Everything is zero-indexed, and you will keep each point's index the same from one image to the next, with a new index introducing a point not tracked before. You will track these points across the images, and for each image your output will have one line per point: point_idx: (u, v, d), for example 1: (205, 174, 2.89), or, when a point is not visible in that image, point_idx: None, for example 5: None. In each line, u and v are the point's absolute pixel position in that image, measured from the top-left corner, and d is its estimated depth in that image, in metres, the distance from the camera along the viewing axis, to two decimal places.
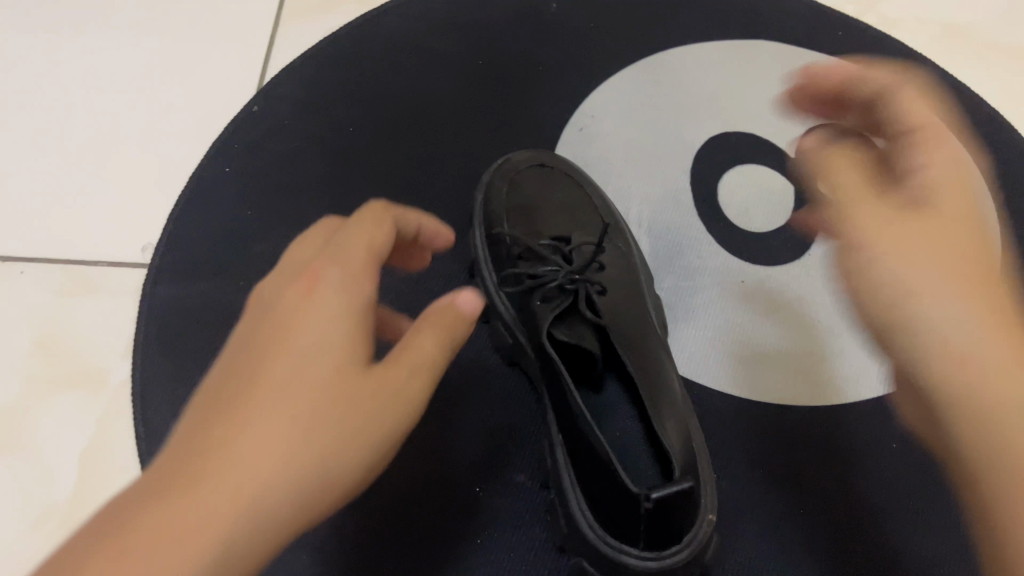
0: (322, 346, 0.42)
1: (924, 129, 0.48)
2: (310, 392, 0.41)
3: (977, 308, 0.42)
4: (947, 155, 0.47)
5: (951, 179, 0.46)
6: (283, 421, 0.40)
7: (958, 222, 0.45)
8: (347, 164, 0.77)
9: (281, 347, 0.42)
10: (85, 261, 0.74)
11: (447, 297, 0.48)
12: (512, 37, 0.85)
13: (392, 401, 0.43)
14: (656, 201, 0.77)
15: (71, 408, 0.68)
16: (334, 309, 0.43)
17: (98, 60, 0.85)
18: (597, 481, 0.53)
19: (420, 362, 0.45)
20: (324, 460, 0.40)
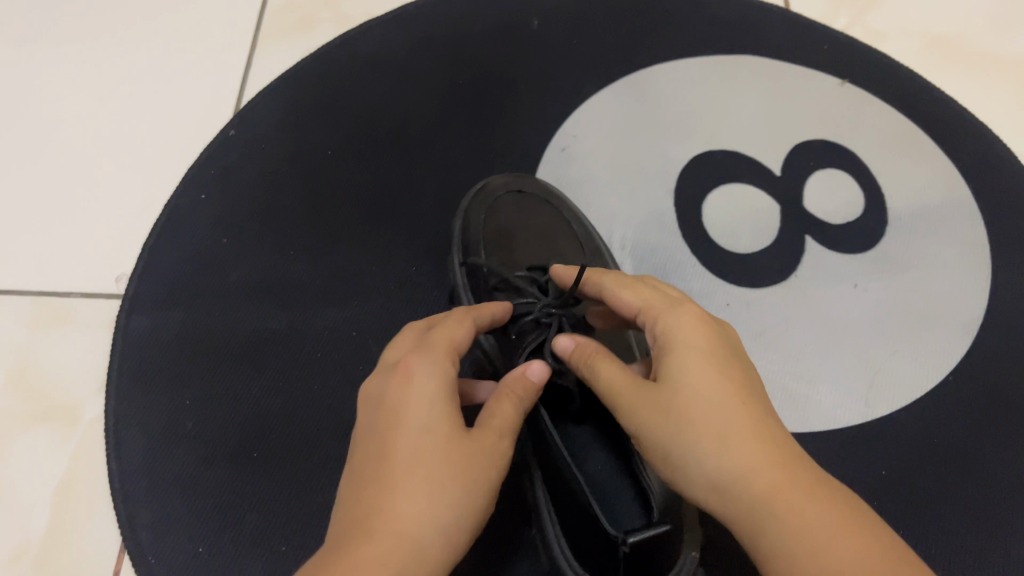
0: (435, 422, 0.44)
1: (660, 300, 0.49)
2: (426, 472, 0.43)
3: (745, 441, 0.43)
4: (685, 318, 0.48)
5: (685, 341, 0.47)
6: (422, 497, 0.42)
7: (698, 373, 0.45)
8: (325, 189, 0.76)
9: (398, 434, 0.44)
10: (57, 292, 0.73)
11: (522, 370, 0.51)
12: (492, 54, 0.83)
13: (497, 462, 0.46)
14: (639, 222, 0.76)
15: (45, 445, 0.67)
16: (436, 388, 0.45)
17: (72, 85, 0.84)
18: (575, 521, 0.52)
19: (510, 423, 0.47)
20: (458, 524, 0.43)
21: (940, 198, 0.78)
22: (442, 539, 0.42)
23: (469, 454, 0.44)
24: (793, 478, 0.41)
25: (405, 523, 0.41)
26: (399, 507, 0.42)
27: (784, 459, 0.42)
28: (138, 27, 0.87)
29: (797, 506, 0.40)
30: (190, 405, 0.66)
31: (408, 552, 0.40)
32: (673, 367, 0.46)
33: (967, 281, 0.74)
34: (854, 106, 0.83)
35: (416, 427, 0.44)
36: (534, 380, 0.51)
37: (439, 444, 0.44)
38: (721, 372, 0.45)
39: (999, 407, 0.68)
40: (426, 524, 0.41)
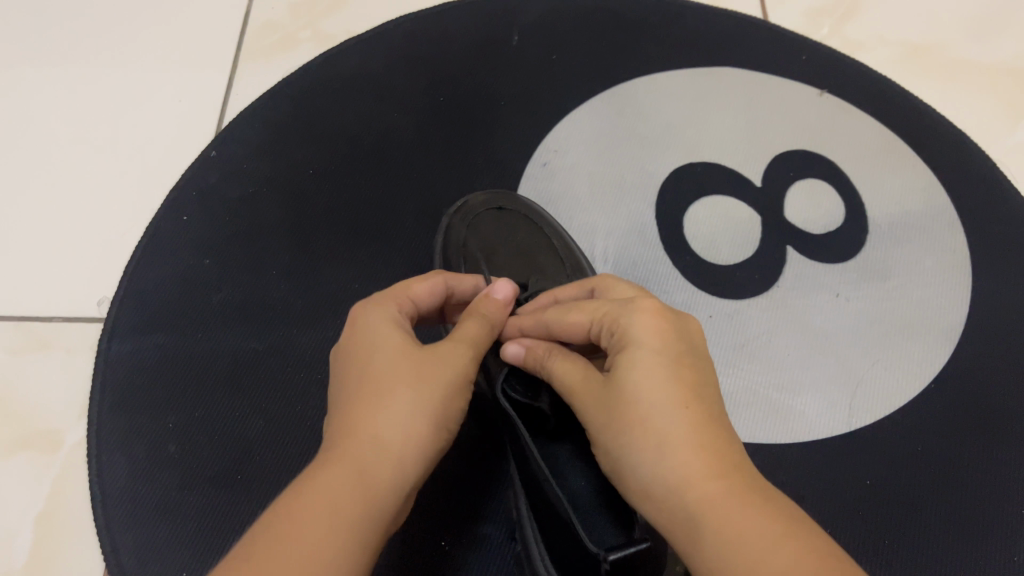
0: (393, 347, 0.46)
1: (614, 305, 0.48)
2: (379, 389, 0.44)
3: (690, 444, 0.41)
4: (642, 316, 0.46)
5: (641, 341, 0.45)
6: (388, 407, 0.43)
7: (647, 374, 0.43)
8: (306, 208, 0.76)
9: (355, 366, 0.46)
10: (40, 317, 0.73)
11: (485, 300, 0.53)
12: (472, 71, 0.84)
13: (455, 368, 0.47)
14: (621, 236, 0.76)
15: (26, 470, 0.67)
16: (387, 321, 0.48)
17: (53, 108, 0.84)
18: (557, 539, 0.52)
19: (474, 335, 0.50)
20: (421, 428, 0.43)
21: (920, 206, 0.79)
22: (409, 442, 0.43)
23: (425, 362, 0.46)
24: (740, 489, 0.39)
25: (375, 435, 0.42)
26: (368, 417, 0.43)
27: (735, 470, 0.40)
28: (118, 48, 0.87)
29: (743, 515, 0.37)
30: (172, 428, 0.66)
31: (378, 454, 0.41)
32: (625, 365, 0.44)
33: (948, 287, 0.75)
34: (834, 116, 0.83)
35: (375, 354, 0.46)
36: (497, 299, 0.53)
37: (396, 362, 0.45)
38: (673, 373, 0.43)
39: (982, 412, 0.68)
40: (394, 432, 0.42)
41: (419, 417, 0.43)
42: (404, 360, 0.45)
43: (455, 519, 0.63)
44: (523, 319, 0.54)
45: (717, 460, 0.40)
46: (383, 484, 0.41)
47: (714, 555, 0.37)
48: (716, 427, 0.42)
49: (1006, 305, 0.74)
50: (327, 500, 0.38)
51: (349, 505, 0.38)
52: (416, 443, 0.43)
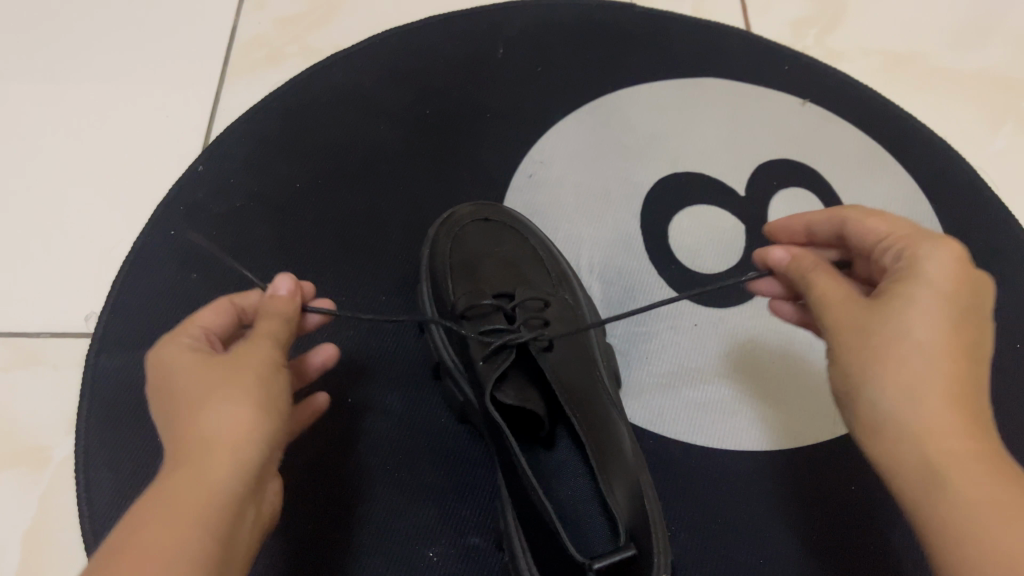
0: (186, 368, 0.45)
1: (915, 233, 0.47)
2: (195, 400, 0.43)
3: (946, 395, 0.41)
4: (938, 254, 0.45)
5: (924, 275, 0.44)
6: (205, 411, 0.42)
7: (920, 312, 0.43)
8: (293, 222, 0.77)
9: (167, 394, 0.44)
10: (27, 332, 0.73)
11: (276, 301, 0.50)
12: (458, 85, 0.84)
13: (264, 364, 0.46)
14: (606, 246, 0.77)
15: (12, 484, 0.67)
16: (176, 348, 0.46)
17: (39, 123, 0.84)
18: (545, 549, 0.52)
19: (270, 331, 0.48)
20: (248, 414, 0.42)
21: (902, 214, 0.79)
22: (235, 431, 0.42)
23: (228, 367, 0.45)
24: (988, 458, 0.40)
25: (193, 440, 0.41)
26: (191, 426, 0.42)
27: (985, 438, 0.41)
28: (104, 63, 0.88)
29: (988, 487, 0.39)
30: (160, 443, 0.66)
31: (207, 454, 0.40)
32: (899, 294, 0.44)
33: None
34: (817, 125, 0.84)
35: (177, 376, 0.45)
36: (282, 296, 0.51)
37: (196, 374, 0.44)
38: (952, 325, 0.43)
39: None
40: (219, 425, 0.42)
41: (240, 409, 0.42)
42: (206, 370, 0.44)
43: (369, 512, 0.63)
44: (816, 213, 0.54)
45: (969, 421, 0.41)
46: (221, 476, 0.40)
47: (952, 518, 0.38)
48: (973, 390, 0.42)
49: None
50: (155, 517, 0.37)
51: (186, 514, 0.38)
52: (244, 429, 0.42)
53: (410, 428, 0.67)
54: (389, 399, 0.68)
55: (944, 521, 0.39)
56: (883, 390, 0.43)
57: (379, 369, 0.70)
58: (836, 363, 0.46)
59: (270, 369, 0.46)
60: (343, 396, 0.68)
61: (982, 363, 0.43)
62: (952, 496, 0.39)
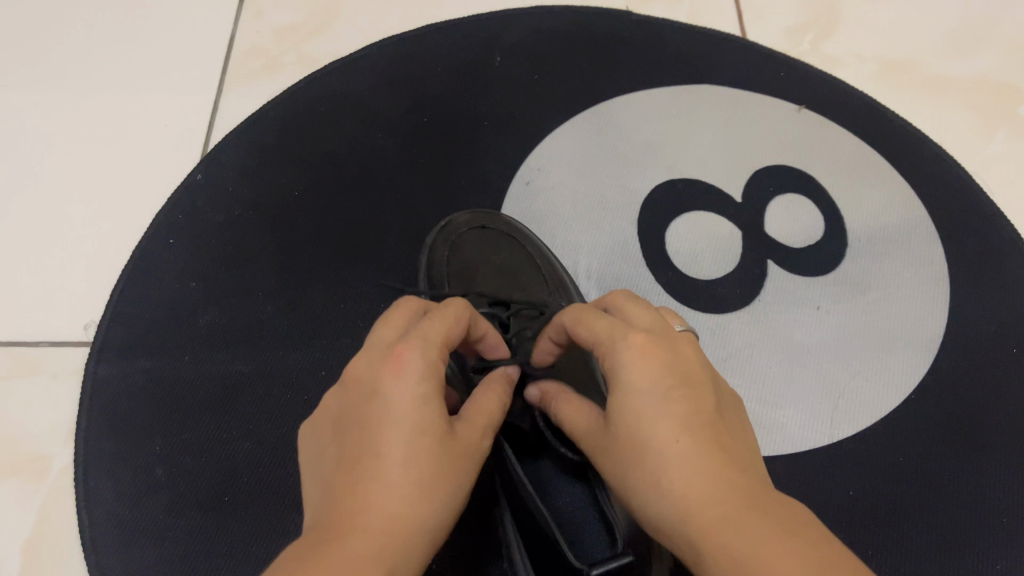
0: (434, 421, 0.42)
1: (607, 336, 0.45)
2: (416, 476, 0.40)
3: (682, 473, 0.41)
4: (627, 353, 0.44)
5: (625, 383, 0.43)
6: (414, 503, 0.40)
7: (643, 414, 0.43)
8: (291, 231, 0.77)
9: (388, 428, 0.41)
10: (27, 342, 0.73)
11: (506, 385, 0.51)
12: (456, 92, 0.85)
13: (473, 466, 0.44)
14: (604, 252, 0.77)
15: (13, 494, 0.67)
16: (430, 383, 0.42)
17: (39, 134, 0.84)
18: (542, 558, 0.53)
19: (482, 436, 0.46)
20: (442, 523, 0.41)
21: (898, 219, 0.80)
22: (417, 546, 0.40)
23: (455, 453, 0.43)
24: (737, 510, 0.38)
25: (396, 531, 0.39)
26: (399, 509, 0.39)
27: (738, 488, 0.40)
28: (103, 73, 0.88)
29: (745, 538, 0.37)
30: (160, 452, 0.66)
31: (402, 554, 0.38)
32: (621, 410, 0.43)
33: (927, 298, 0.76)
34: (813, 131, 0.84)
35: (419, 429, 0.42)
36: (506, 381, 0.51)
37: (432, 448, 0.41)
38: (665, 406, 0.42)
39: (960, 421, 0.69)
40: (416, 525, 0.40)
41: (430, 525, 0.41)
42: (442, 447, 0.42)
43: None
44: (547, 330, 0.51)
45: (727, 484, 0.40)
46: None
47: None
48: (718, 449, 0.41)
49: (984, 314, 0.75)
50: None
51: None
52: (430, 536, 0.40)
53: None
54: None
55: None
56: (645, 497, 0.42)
57: None
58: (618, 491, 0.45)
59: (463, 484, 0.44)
60: None
61: (716, 420, 0.43)
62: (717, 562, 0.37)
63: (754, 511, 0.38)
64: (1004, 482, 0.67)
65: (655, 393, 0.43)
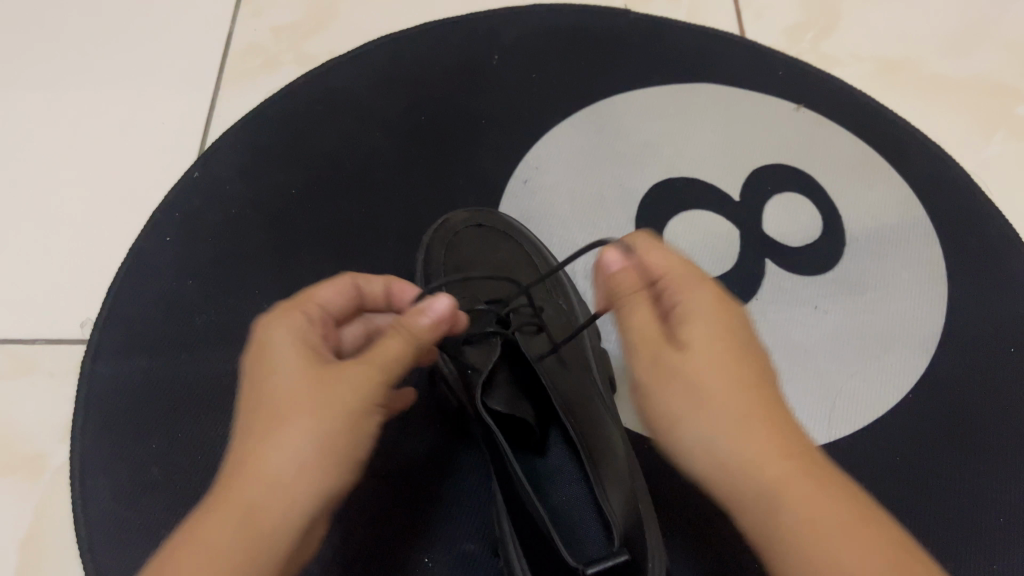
0: (292, 372, 0.45)
1: (682, 270, 0.49)
2: (275, 425, 0.43)
3: (753, 421, 0.42)
4: (703, 295, 0.47)
5: (702, 313, 0.47)
6: (275, 447, 0.42)
7: (713, 350, 0.45)
8: (288, 229, 0.77)
9: (254, 396, 0.45)
10: (24, 340, 0.73)
11: (428, 317, 0.49)
12: (453, 91, 0.84)
13: (360, 395, 0.45)
14: (601, 252, 0.77)
15: (9, 492, 0.67)
16: (287, 343, 0.46)
17: (36, 131, 0.84)
18: (539, 557, 0.52)
19: (388, 358, 0.47)
20: (317, 455, 0.43)
21: (896, 218, 0.80)
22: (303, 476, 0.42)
23: (321, 389, 0.44)
24: (806, 469, 0.41)
25: (256, 477, 0.42)
26: (257, 456, 0.42)
27: (801, 450, 0.42)
28: (100, 71, 0.88)
29: (816, 501, 0.40)
30: (156, 450, 0.66)
31: (262, 498, 0.41)
32: (695, 335, 0.46)
33: (925, 297, 0.76)
34: (811, 130, 0.84)
35: (276, 382, 0.45)
36: (432, 318, 0.49)
37: (291, 391, 0.44)
38: (731, 351, 0.45)
39: (957, 420, 0.69)
40: (279, 466, 0.42)
41: (314, 450, 0.43)
42: (301, 389, 0.44)
43: (365, 520, 0.63)
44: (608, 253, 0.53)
45: (790, 442, 0.42)
46: (267, 525, 0.41)
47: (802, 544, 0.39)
48: (778, 403, 0.44)
49: (982, 314, 0.75)
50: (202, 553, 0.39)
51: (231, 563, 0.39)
52: (305, 473, 0.42)
53: (399, 429, 0.67)
54: None
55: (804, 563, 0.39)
56: (701, 429, 0.43)
57: None
58: (663, 419, 0.45)
59: (360, 405, 0.45)
60: None
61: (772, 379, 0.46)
62: (792, 521, 0.40)
63: (822, 475, 0.41)
64: (1002, 484, 0.67)
65: (725, 334, 0.46)
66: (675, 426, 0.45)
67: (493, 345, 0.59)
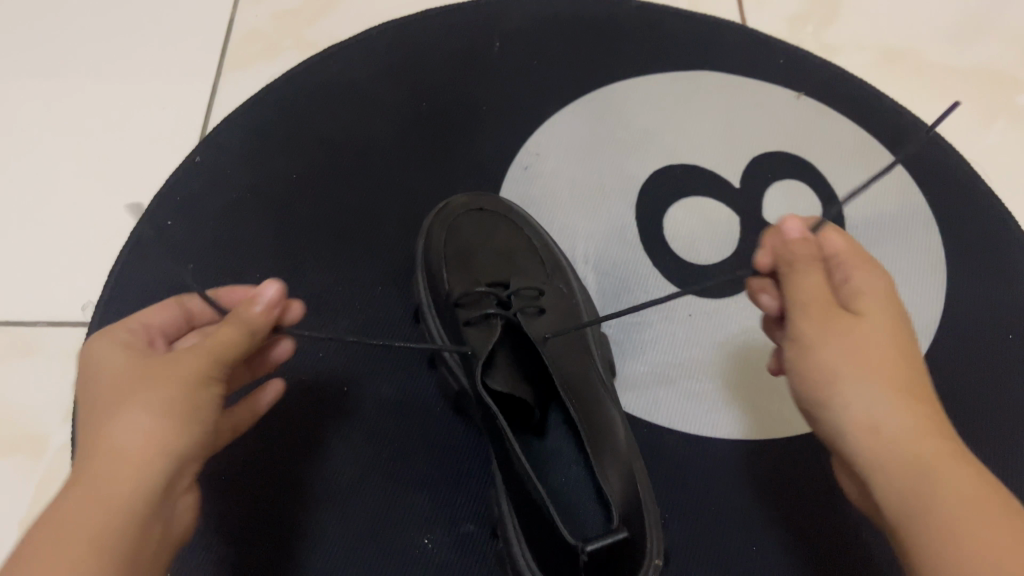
0: (119, 368, 0.47)
1: (861, 250, 0.50)
2: (109, 409, 0.44)
3: (909, 398, 0.43)
4: (877, 277, 0.49)
5: (874, 292, 0.48)
6: (113, 422, 0.43)
7: (879, 325, 0.46)
8: (289, 214, 0.77)
9: (89, 399, 0.46)
10: (26, 322, 0.73)
11: (257, 306, 0.49)
12: (454, 77, 0.85)
13: (193, 367, 0.45)
14: (602, 237, 0.77)
15: (10, 472, 0.67)
16: (112, 352, 0.48)
17: (37, 114, 0.84)
18: (539, 535, 0.53)
19: (227, 344, 0.47)
20: (156, 420, 0.43)
21: (896, 206, 0.80)
22: (148, 445, 0.42)
23: (152, 372, 0.45)
24: (957, 450, 0.41)
25: (100, 453, 0.42)
26: (97, 435, 0.42)
27: (952, 435, 0.43)
28: (100, 56, 0.88)
29: (965, 479, 0.40)
30: None
31: (107, 469, 0.41)
32: (866, 309, 0.47)
33: (925, 284, 0.76)
34: (812, 118, 0.84)
35: (105, 381, 0.46)
36: (261, 308, 0.49)
37: (122, 380, 0.45)
38: (895, 330, 0.46)
39: (955, 406, 0.70)
40: (122, 438, 0.42)
41: (157, 419, 0.43)
42: (130, 378, 0.45)
43: (364, 501, 0.64)
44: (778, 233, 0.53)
45: (942, 426, 0.43)
46: (115, 491, 0.40)
47: (951, 515, 0.39)
48: (931, 390, 0.45)
49: (981, 301, 0.75)
50: (60, 529, 0.38)
51: (80, 530, 0.38)
52: (148, 438, 0.42)
53: (398, 416, 0.68)
54: (384, 393, 0.69)
55: (942, 531, 0.39)
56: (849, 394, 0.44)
57: (372, 358, 0.70)
58: (813, 379, 0.46)
59: (196, 379, 0.45)
60: (337, 390, 0.69)
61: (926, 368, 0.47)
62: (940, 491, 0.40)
63: (970, 458, 0.41)
64: (999, 469, 0.67)
65: (891, 317, 0.47)
66: (826, 391, 0.45)
67: (492, 327, 0.60)
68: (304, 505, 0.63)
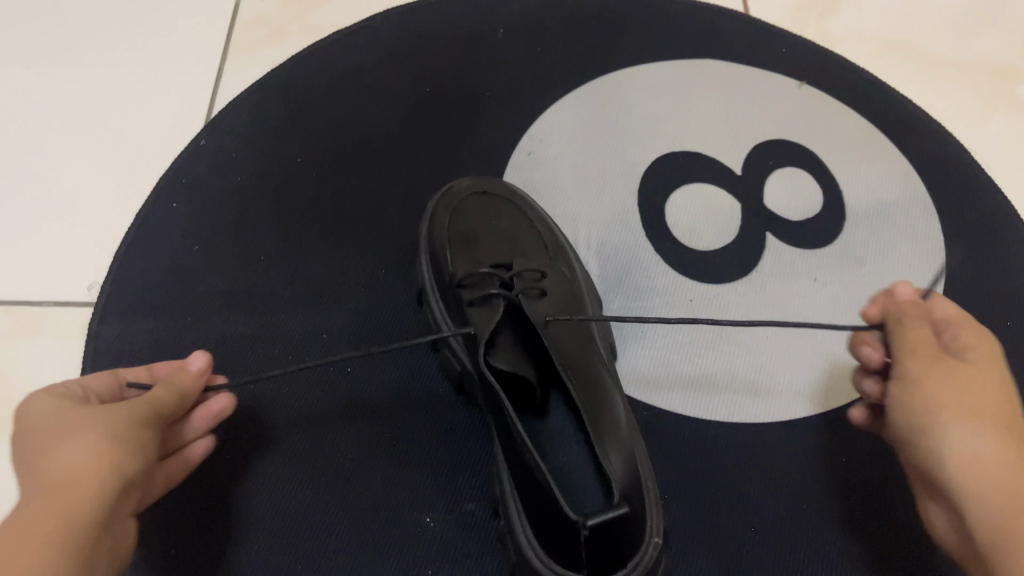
0: (56, 407, 0.50)
1: (969, 320, 0.53)
2: (57, 437, 0.47)
3: (1007, 441, 0.46)
4: (983, 340, 0.52)
5: (977, 350, 0.51)
6: (63, 448, 0.47)
7: (985, 379, 0.49)
8: (292, 198, 0.77)
9: (30, 434, 0.49)
10: (31, 302, 0.74)
11: (187, 370, 0.57)
12: (457, 64, 0.85)
13: (136, 407, 0.50)
14: (603, 222, 0.78)
15: None
16: (48, 396, 0.51)
17: (42, 97, 0.85)
18: (541, 513, 0.54)
19: (163, 398, 0.53)
20: (106, 444, 0.47)
21: (895, 195, 0.80)
22: (102, 463, 0.47)
23: (96, 409, 0.49)
24: None
25: (52, 477, 0.46)
26: (49, 461, 0.46)
27: None
28: (105, 39, 0.88)
29: None
30: None
31: (65, 487, 0.45)
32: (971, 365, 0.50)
33: (923, 273, 0.76)
34: (813, 107, 0.85)
35: (48, 417, 0.49)
36: (193, 371, 0.57)
37: (68, 415, 0.49)
38: (999, 386, 0.49)
39: None
40: (73, 458, 0.46)
41: (107, 441, 0.47)
42: (72, 414, 0.49)
43: (366, 480, 0.65)
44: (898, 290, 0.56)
45: None
46: (75, 504, 0.45)
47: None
48: None
49: (979, 289, 0.75)
50: (27, 539, 0.43)
51: (41, 540, 0.43)
52: (98, 459, 0.47)
53: (401, 398, 0.68)
54: (387, 375, 0.69)
55: None
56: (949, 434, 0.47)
57: (374, 341, 0.71)
58: (912, 421, 0.49)
59: (140, 418, 0.50)
60: (341, 372, 0.69)
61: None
62: None
63: None
64: None
65: (998, 377, 0.50)
66: (924, 431, 0.49)
67: (496, 307, 0.61)
68: (308, 487, 0.64)
